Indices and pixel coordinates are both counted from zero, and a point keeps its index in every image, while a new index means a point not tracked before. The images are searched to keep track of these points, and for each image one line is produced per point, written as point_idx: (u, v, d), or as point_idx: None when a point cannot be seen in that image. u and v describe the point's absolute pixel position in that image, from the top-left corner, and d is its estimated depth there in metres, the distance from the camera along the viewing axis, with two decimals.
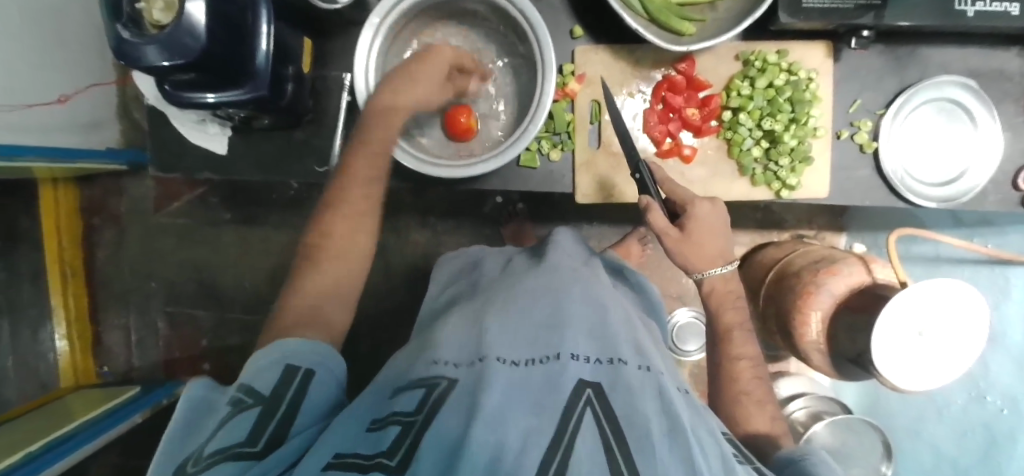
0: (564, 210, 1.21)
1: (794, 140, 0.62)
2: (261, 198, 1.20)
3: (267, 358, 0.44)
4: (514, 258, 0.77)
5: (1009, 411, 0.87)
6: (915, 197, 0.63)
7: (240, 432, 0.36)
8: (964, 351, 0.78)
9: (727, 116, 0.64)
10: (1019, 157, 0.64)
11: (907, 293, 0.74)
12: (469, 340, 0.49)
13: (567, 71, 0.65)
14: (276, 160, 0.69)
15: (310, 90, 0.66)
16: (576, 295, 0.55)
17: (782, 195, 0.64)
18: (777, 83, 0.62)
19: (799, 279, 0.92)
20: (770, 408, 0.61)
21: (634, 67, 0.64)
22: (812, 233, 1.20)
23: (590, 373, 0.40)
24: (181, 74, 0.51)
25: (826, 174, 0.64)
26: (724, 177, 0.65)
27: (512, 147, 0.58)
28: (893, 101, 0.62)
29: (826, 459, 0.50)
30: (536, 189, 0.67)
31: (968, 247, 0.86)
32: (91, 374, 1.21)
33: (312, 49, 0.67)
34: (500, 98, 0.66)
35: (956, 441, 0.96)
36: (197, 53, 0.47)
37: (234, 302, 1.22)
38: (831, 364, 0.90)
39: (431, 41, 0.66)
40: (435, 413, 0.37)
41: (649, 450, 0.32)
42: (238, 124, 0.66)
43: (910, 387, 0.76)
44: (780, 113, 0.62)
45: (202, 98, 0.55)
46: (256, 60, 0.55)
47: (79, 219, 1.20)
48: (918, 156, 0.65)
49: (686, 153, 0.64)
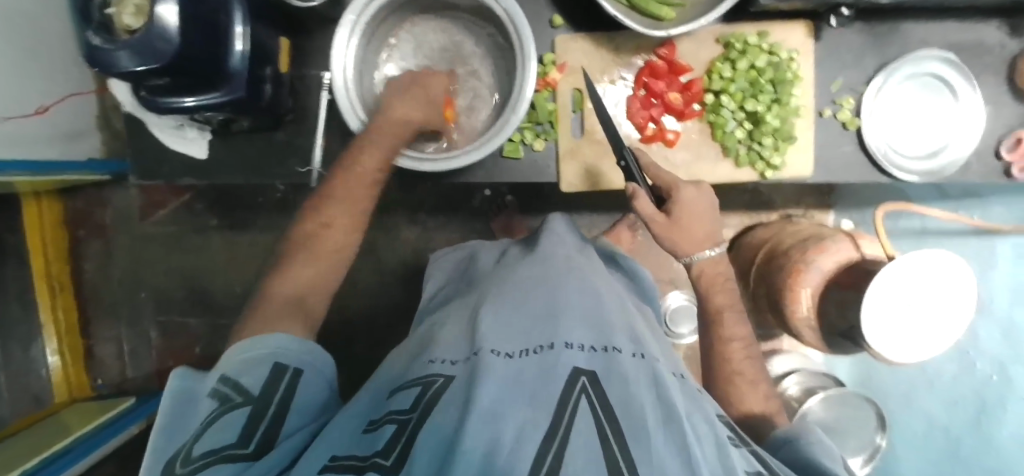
0: (554, 200, 1.21)
1: (777, 120, 0.61)
2: (249, 202, 1.19)
3: (258, 349, 0.44)
4: (507, 249, 0.77)
5: (999, 377, 0.90)
6: (898, 171, 0.63)
7: (233, 431, 0.36)
8: (952, 322, 0.79)
9: (709, 99, 0.64)
10: (999, 129, 0.64)
11: (895, 265, 0.75)
12: (462, 338, 0.49)
13: (548, 60, 0.64)
14: (258, 162, 0.68)
15: (288, 89, 0.66)
16: (568, 283, 0.55)
17: (766, 176, 0.64)
18: (758, 64, 0.61)
19: (789, 258, 0.93)
20: (763, 387, 0.62)
21: (614, 54, 0.64)
22: (801, 213, 1.21)
23: (585, 361, 0.41)
24: (154, 79, 0.50)
25: (809, 153, 0.64)
26: (708, 160, 0.65)
27: (493, 140, 0.57)
28: (873, 78, 0.63)
29: (823, 439, 0.51)
30: (521, 179, 0.67)
31: (954, 220, 0.87)
32: (85, 388, 1.20)
33: (289, 49, 0.66)
34: (482, 89, 0.66)
35: (947, 409, 0.96)
36: (171, 57, 0.46)
37: (227, 308, 1.22)
38: (822, 339, 0.90)
39: (408, 36, 0.66)
40: (430, 410, 0.37)
41: (644, 438, 0.33)
42: (217, 127, 0.65)
43: (898, 357, 0.77)
44: (762, 93, 0.62)
45: (182, 102, 0.54)
46: (232, 62, 0.54)
47: (64, 232, 1.18)
48: (902, 130, 0.65)
49: (669, 137, 0.64)
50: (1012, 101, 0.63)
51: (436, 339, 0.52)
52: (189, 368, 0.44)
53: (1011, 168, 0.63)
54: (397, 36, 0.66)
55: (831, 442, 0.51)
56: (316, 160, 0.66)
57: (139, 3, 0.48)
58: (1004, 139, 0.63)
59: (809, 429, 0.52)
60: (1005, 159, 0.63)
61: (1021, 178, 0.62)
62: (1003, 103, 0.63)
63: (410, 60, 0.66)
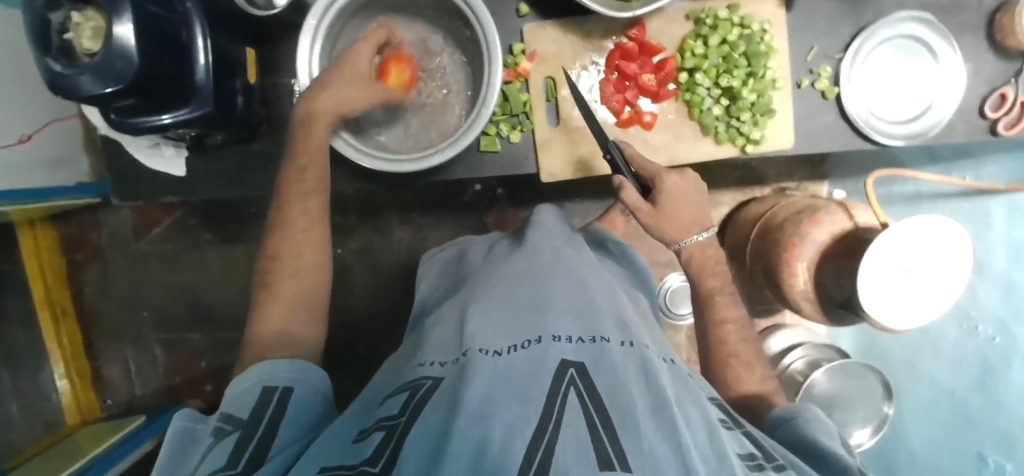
0: (545, 190, 1.21)
1: (753, 94, 0.61)
2: (241, 214, 1.20)
3: (246, 382, 0.45)
4: (495, 244, 0.77)
5: (1001, 338, 0.88)
6: (882, 137, 0.62)
7: (222, 457, 0.36)
8: (949, 285, 0.78)
9: (684, 77, 0.63)
10: (983, 86, 0.63)
11: (890, 233, 0.74)
12: (451, 340, 0.48)
13: (518, 50, 0.64)
14: (238, 175, 0.68)
15: (260, 99, 0.65)
16: (554, 275, 0.54)
17: (747, 151, 0.64)
18: (730, 38, 0.61)
19: (783, 232, 0.92)
20: (760, 369, 0.62)
21: (584, 38, 0.63)
22: (794, 185, 1.20)
23: (573, 352, 0.40)
24: (121, 101, 0.49)
25: (790, 125, 0.63)
26: (688, 140, 0.65)
27: (465, 135, 0.57)
28: (850, 44, 0.61)
29: (819, 416, 0.51)
30: (500, 173, 0.67)
31: (946, 182, 0.85)
32: (95, 409, 1.22)
33: (256, 59, 0.65)
34: (454, 84, 0.65)
35: (951, 372, 0.93)
36: (132, 76, 0.46)
37: (229, 320, 1.23)
38: (822, 311, 0.88)
39: None
40: (417, 415, 0.36)
41: (633, 426, 0.32)
42: (192, 143, 0.65)
43: (899, 326, 0.75)
44: (736, 68, 0.61)
45: (157, 119, 0.54)
46: (196, 74, 0.54)
47: (61, 257, 1.20)
48: (882, 96, 0.64)
49: (646, 120, 0.64)
50: (994, 57, 0.62)
51: (425, 345, 0.52)
52: (192, 409, 0.45)
53: (996, 126, 0.62)
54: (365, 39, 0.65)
55: (828, 419, 0.51)
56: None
57: (97, 25, 0.47)
58: (988, 97, 0.62)
59: (807, 406, 0.52)
60: (990, 116, 0.62)
61: (1007, 135, 0.61)
62: (984, 61, 0.62)
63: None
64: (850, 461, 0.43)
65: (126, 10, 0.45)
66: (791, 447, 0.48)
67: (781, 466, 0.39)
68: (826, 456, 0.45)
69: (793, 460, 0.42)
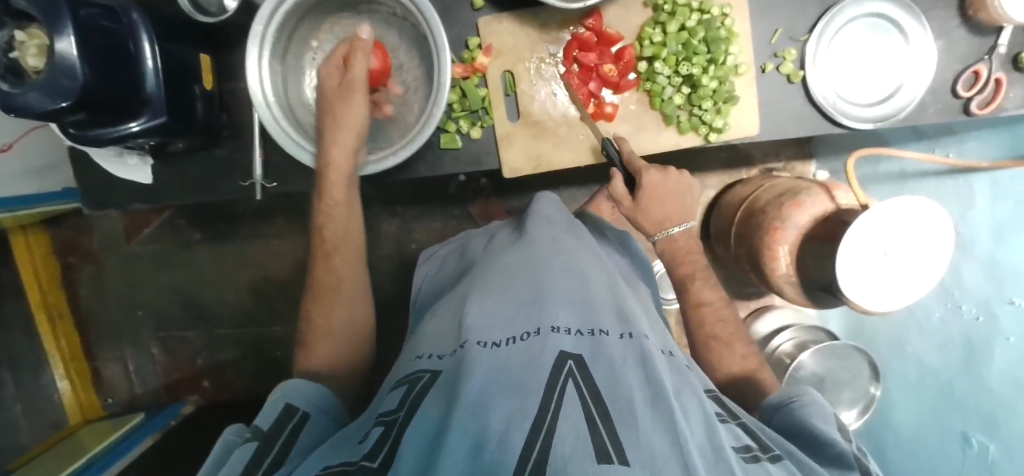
0: (529, 179, 1.20)
1: (714, 82, 0.59)
2: (229, 213, 1.21)
3: (275, 402, 0.48)
4: (497, 233, 0.68)
5: (984, 318, 0.76)
6: (849, 120, 0.60)
7: (238, 467, 0.38)
8: (930, 268, 0.72)
9: (644, 67, 0.62)
10: (955, 64, 0.61)
11: (868, 215, 0.69)
12: (448, 333, 0.47)
13: (474, 45, 0.63)
14: (203, 181, 0.68)
15: (218, 104, 0.66)
16: (551, 261, 0.52)
17: (711, 140, 0.63)
18: (689, 25, 0.59)
19: (766, 216, 0.89)
20: (741, 346, 0.59)
21: (541, 30, 0.63)
22: (781, 166, 1.19)
23: (571, 344, 0.39)
24: (72, 115, 0.50)
25: (754, 112, 0.62)
26: (649, 130, 0.64)
27: (419, 136, 0.57)
28: (814, 26, 0.60)
29: (817, 401, 0.49)
30: (462, 169, 0.67)
31: (929, 160, 0.82)
32: (96, 408, 1.25)
33: (212, 64, 0.65)
34: (411, 81, 0.65)
35: (939, 353, 0.84)
36: (78, 92, 0.46)
37: (221, 318, 1.25)
38: (805, 296, 0.84)
39: (329, 37, 0.66)
40: (415, 412, 0.37)
41: (631, 421, 0.31)
42: (151, 150, 0.65)
43: (878, 308, 0.70)
44: (696, 55, 0.60)
45: (127, 128, 0.54)
46: (146, 83, 0.53)
47: (56, 261, 1.23)
48: (852, 77, 0.62)
49: (608, 111, 0.63)
50: (965, 34, 0.60)
51: (421, 338, 0.52)
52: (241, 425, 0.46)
53: (969, 105, 0.60)
54: (318, 39, 0.66)
55: (825, 402, 0.50)
56: (255, 173, 0.66)
57: (41, 43, 0.48)
58: (960, 75, 0.60)
59: (802, 389, 0.51)
60: (963, 95, 0.60)
61: (980, 114, 0.60)
62: (955, 38, 0.60)
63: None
64: (846, 448, 0.41)
65: (67, 24, 0.44)
66: (790, 435, 0.46)
67: (776, 456, 0.36)
68: (824, 443, 0.42)
69: (791, 450, 0.39)
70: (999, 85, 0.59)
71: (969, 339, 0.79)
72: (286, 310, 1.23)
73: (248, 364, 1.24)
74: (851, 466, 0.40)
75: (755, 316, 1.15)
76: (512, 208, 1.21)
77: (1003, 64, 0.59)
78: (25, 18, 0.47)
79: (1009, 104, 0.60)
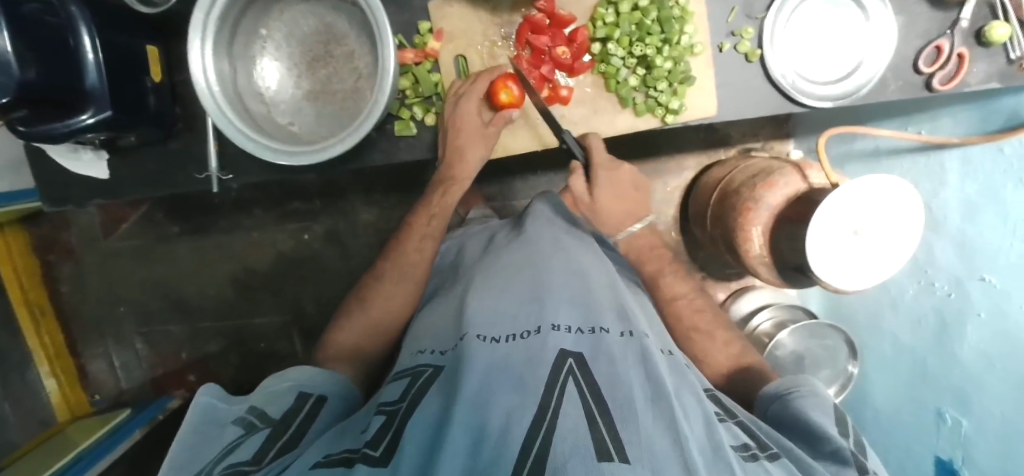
0: (510, 165, 1.20)
1: (668, 62, 0.59)
2: (206, 205, 1.20)
3: (281, 384, 0.50)
4: (495, 233, 0.68)
5: (956, 294, 0.77)
6: (808, 99, 0.60)
7: (252, 450, 0.40)
8: (902, 241, 0.74)
9: (597, 48, 0.61)
10: (916, 40, 0.61)
11: (840, 192, 0.71)
12: (451, 328, 0.49)
13: (424, 29, 0.62)
14: (160, 174, 0.66)
15: (169, 95, 0.62)
16: (553, 260, 0.54)
17: (668, 121, 0.63)
18: (642, 4, 0.58)
19: (739, 197, 0.91)
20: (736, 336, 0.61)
21: (492, 13, 0.62)
22: (760, 145, 1.20)
23: (572, 343, 0.40)
24: (12, 111, 0.48)
25: (711, 93, 0.62)
26: (605, 112, 0.64)
27: (364, 125, 0.51)
28: (771, 4, 0.59)
29: (814, 391, 0.49)
30: (422, 156, 0.67)
31: (903, 138, 0.81)
32: (85, 404, 1.25)
33: (161, 56, 0.61)
34: (364, 68, 0.58)
35: (912, 327, 0.87)
36: (17, 87, 0.44)
37: (204, 311, 1.25)
38: (779, 276, 0.86)
39: (279, 25, 0.58)
40: (417, 404, 0.38)
41: (631, 418, 0.32)
42: (103, 143, 0.63)
43: (848, 287, 0.72)
44: (650, 35, 0.59)
45: (78, 121, 0.51)
46: (86, 78, 0.50)
47: (35, 258, 1.22)
48: (811, 55, 0.61)
49: (563, 95, 0.63)
50: (926, 9, 0.60)
51: (420, 334, 0.53)
52: (216, 385, 0.49)
53: (931, 81, 0.60)
54: (268, 27, 0.58)
55: (827, 391, 0.50)
56: (210, 165, 0.62)
57: None
58: (922, 51, 0.60)
59: (806, 380, 0.51)
60: (925, 71, 0.60)
61: (942, 90, 0.60)
62: (917, 13, 0.60)
63: (288, 52, 0.59)
64: (841, 443, 0.41)
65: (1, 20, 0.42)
66: (784, 428, 0.47)
67: (774, 455, 0.38)
68: (817, 437, 0.43)
69: (792, 449, 0.40)
70: (961, 60, 0.59)
71: (941, 315, 0.80)
72: (271, 302, 1.23)
73: (232, 357, 1.24)
74: (847, 463, 0.40)
75: (734, 296, 1.18)
76: (491, 194, 1.21)
77: (966, 39, 0.60)
78: None
79: (971, 79, 0.60)
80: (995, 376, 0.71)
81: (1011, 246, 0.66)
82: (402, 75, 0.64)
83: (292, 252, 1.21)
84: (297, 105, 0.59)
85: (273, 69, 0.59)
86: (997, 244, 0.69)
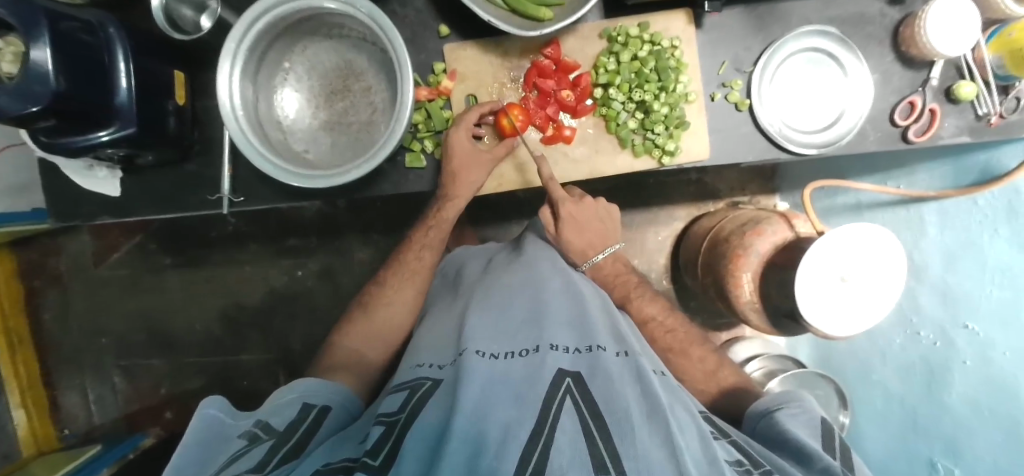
0: (506, 209, 1.22)
1: (665, 107, 0.63)
2: (202, 237, 1.20)
3: (285, 395, 0.51)
4: (495, 256, 0.70)
5: (942, 341, 0.78)
6: (795, 146, 0.64)
7: (257, 457, 0.39)
8: (887, 289, 0.75)
9: (599, 93, 0.66)
10: (892, 96, 0.66)
11: (824, 240, 0.73)
12: (449, 344, 0.49)
13: (439, 69, 0.67)
14: (170, 195, 0.67)
15: (189, 120, 0.65)
16: (552, 283, 0.54)
17: (664, 162, 0.66)
18: (640, 55, 0.64)
19: (729, 244, 0.93)
20: (731, 374, 0.61)
21: (503, 58, 0.67)
22: (747, 199, 1.24)
23: (569, 363, 0.41)
24: (42, 123, 0.49)
25: (705, 136, 0.65)
26: (605, 151, 0.67)
27: (377, 154, 0.53)
28: (758, 59, 0.64)
29: (803, 410, 0.49)
30: (427, 187, 0.69)
31: (882, 191, 0.85)
32: (52, 440, 1.18)
33: (186, 82, 0.64)
34: (379, 102, 0.61)
35: (901, 377, 0.87)
36: (49, 98, 0.45)
37: (188, 345, 1.21)
38: (769, 322, 0.86)
39: (301, 59, 0.62)
40: (415, 416, 0.38)
41: (628, 433, 0.32)
42: (122, 164, 0.64)
43: (837, 333, 0.73)
44: (648, 83, 0.64)
45: (96, 136, 0.53)
46: (118, 97, 0.53)
47: (21, 284, 1.19)
48: (795, 107, 0.66)
49: (567, 134, 0.66)
50: (899, 69, 0.65)
51: (417, 348, 0.53)
52: (222, 397, 0.45)
53: (907, 133, 0.65)
54: (290, 60, 0.62)
55: (816, 409, 0.50)
56: (223, 187, 0.64)
57: (17, 50, 0.50)
58: (897, 106, 0.65)
59: (792, 396, 0.51)
60: (900, 124, 0.65)
61: (918, 141, 0.64)
62: (888, 72, 0.66)
63: (307, 84, 0.62)
64: (832, 461, 0.40)
65: (43, 35, 0.45)
66: (772, 444, 0.46)
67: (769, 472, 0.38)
68: (805, 455, 0.42)
69: (784, 469, 0.39)
70: (933, 114, 0.64)
71: (928, 362, 0.81)
72: (258, 337, 1.20)
73: (213, 394, 1.19)
74: None
75: (728, 346, 1.18)
76: (486, 237, 1.23)
77: (936, 95, 0.65)
78: (3, 26, 0.48)
79: (944, 133, 0.65)
80: (981, 421, 0.71)
81: (990, 292, 0.68)
82: (415, 110, 0.67)
83: (284, 288, 1.20)
84: (314, 132, 0.62)
85: (292, 99, 0.62)
86: (977, 288, 0.71)
